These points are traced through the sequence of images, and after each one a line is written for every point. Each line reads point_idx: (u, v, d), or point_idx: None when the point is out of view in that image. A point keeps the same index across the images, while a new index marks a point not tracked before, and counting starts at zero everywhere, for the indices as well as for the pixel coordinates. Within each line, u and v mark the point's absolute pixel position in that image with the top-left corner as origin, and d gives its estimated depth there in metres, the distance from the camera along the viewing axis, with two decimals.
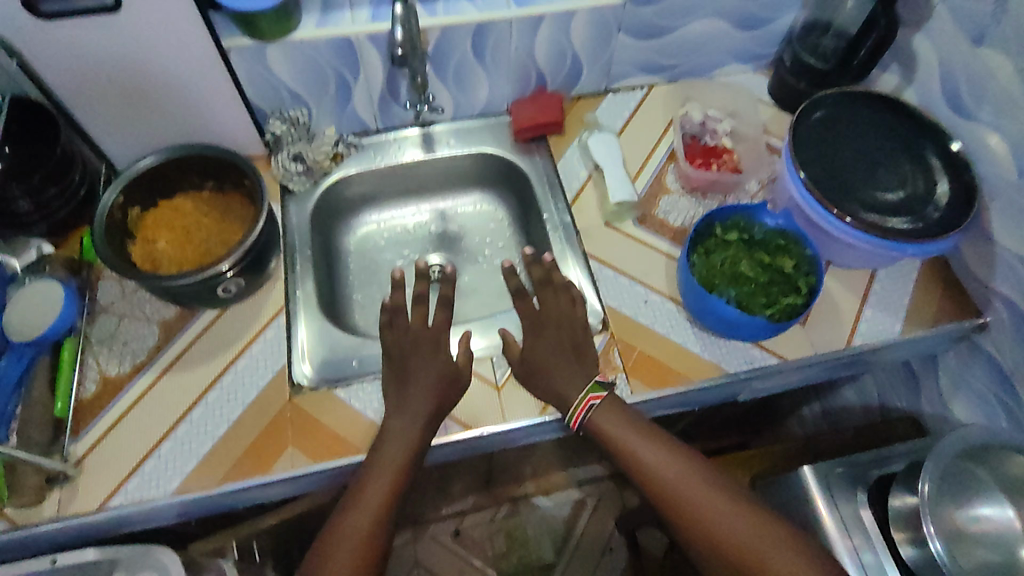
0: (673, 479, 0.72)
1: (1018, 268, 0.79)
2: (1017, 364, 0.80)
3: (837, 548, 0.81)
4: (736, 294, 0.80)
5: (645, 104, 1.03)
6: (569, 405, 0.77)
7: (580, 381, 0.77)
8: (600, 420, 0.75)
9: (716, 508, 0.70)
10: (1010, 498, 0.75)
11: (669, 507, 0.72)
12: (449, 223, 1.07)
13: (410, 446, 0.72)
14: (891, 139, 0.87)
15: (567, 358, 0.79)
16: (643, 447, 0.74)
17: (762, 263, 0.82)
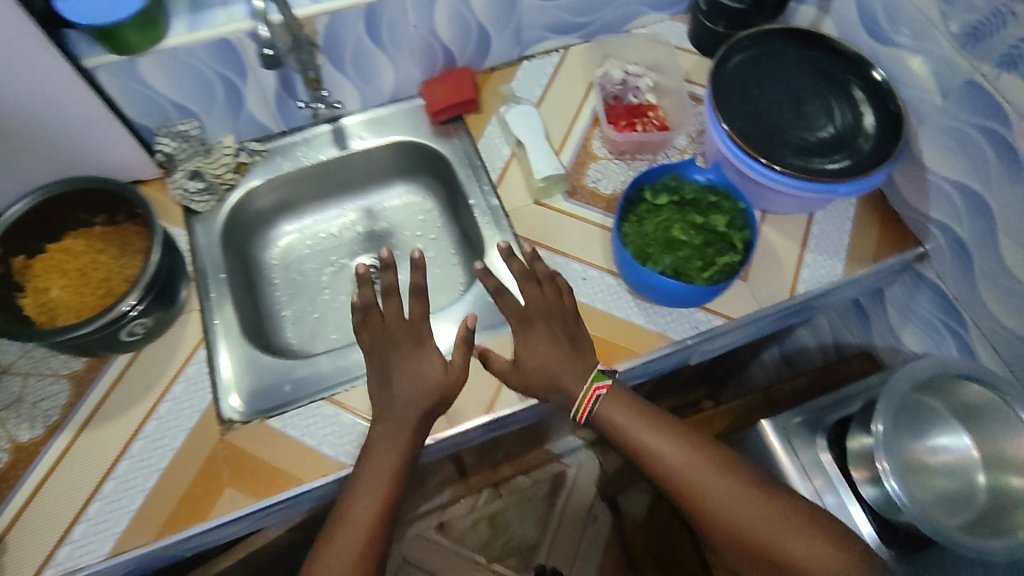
0: (686, 470, 0.67)
1: (951, 193, 0.79)
2: (959, 290, 0.82)
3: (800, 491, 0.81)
4: (671, 262, 0.73)
5: (563, 68, 0.97)
6: (574, 397, 0.70)
7: (583, 368, 0.70)
8: (605, 413, 0.70)
9: (731, 498, 0.66)
10: (965, 426, 0.77)
11: (683, 499, 0.68)
12: (377, 220, 0.98)
13: (403, 456, 0.65)
14: (814, 74, 0.84)
15: (563, 354, 0.71)
16: (653, 439, 0.69)
17: (696, 223, 0.75)
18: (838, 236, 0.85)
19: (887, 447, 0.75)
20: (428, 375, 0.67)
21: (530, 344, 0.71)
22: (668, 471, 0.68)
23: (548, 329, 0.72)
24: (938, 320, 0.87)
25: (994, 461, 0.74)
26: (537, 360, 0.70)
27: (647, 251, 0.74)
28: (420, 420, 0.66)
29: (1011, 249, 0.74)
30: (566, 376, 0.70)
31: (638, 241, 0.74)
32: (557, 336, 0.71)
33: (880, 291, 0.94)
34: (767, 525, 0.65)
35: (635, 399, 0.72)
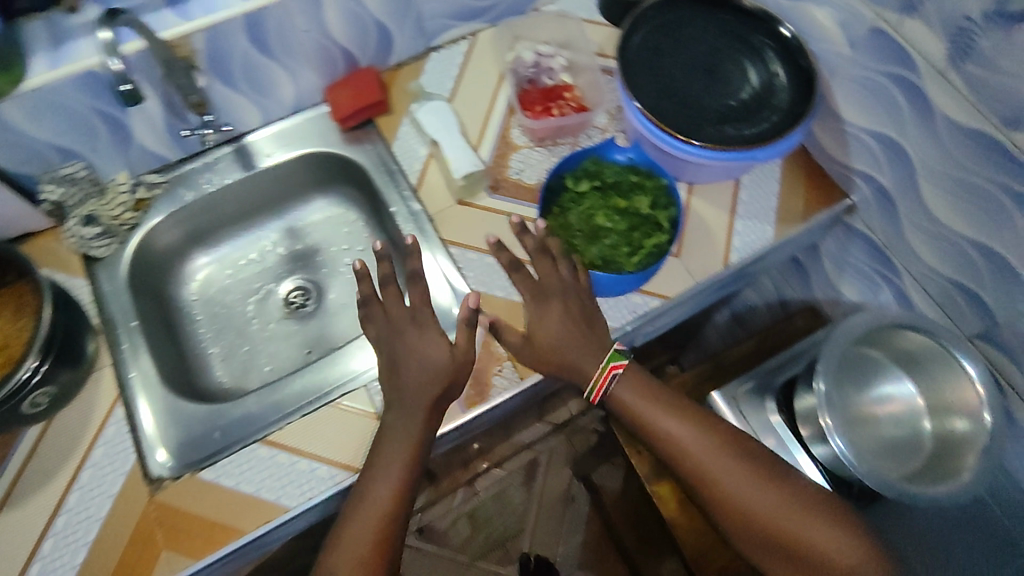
0: (702, 455, 0.65)
1: (869, 143, 0.79)
2: (888, 239, 0.83)
3: None
4: (600, 252, 0.73)
5: (473, 56, 0.93)
6: (588, 378, 0.67)
7: (596, 346, 0.68)
8: (620, 394, 0.68)
9: (750, 486, 0.64)
10: (907, 373, 0.79)
11: (696, 485, 0.66)
12: (301, 239, 0.93)
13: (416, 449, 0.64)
14: (725, 36, 0.82)
15: (575, 333, 0.67)
16: (667, 422, 0.67)
17: (620, 207, 0.76)
18: (766, 198, 0.84)
19: (833, 406, 0.75)
20: (437, 360, 0.65)
21: (543, 321, 0.68)
22: (682, 456, 0.66)
23: (563, 308, 0.68)
24: (872, 269, 0.88)
25: (937, 407, 0.76)
26: (548, 339, 0.67)
27: (575, 243, 0.74)
28: (432, 410, 0.65)
29: (932, 194, 0.75)
30: (579, 355, 0.67)
31: (566, 234, 0.74)
32: (572, 315, 0.68)
33: (816, 247, 0.94)
34: (780, 514, 0.64)
35: (650, 380, 0.70)
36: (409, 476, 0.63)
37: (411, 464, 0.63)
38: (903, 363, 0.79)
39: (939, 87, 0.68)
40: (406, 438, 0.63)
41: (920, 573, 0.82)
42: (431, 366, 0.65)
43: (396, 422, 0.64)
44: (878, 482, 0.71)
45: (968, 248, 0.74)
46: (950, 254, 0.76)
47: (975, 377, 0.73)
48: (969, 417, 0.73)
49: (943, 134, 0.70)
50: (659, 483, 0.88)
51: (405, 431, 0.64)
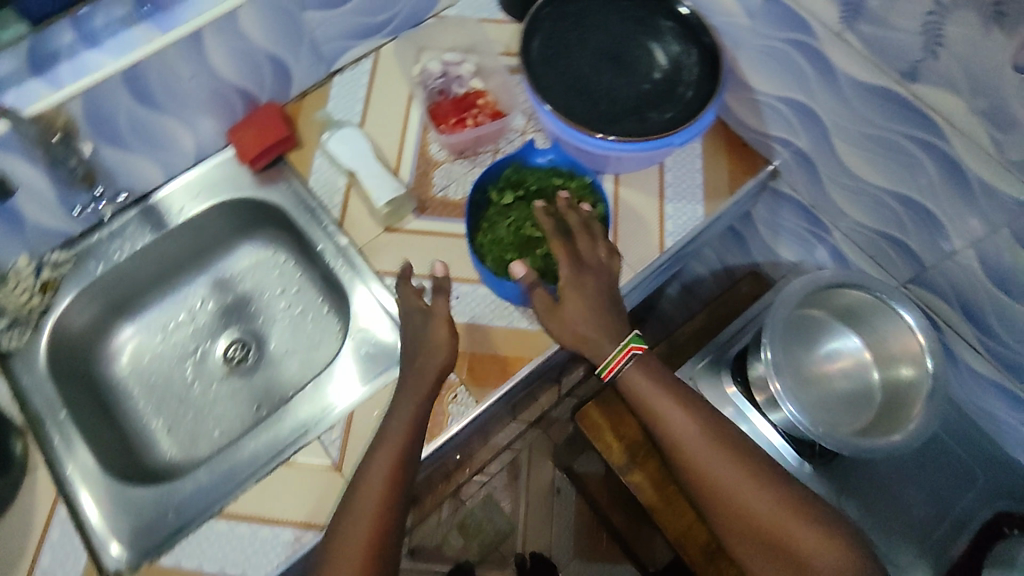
0: (700, 444, 0.63)
1: (782, 109, 0.80)
2: (814, 198, 0.85)
3: None
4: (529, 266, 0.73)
5: (378, 74, 0.90)
6: (603, 356, 0.65)
7: (617, 326, 0.66)
8: (633, 378, 0.66)
9: (749, 485, 0.62)
10: (852, 328, 0.81)
11: (689, 473, 0.64)
12: (231, 290, 0.89)
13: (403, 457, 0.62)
14: (626, 22, 0.81)
15: (601, 308, 0.66)
16: (672, 413, 0.64)
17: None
18: (693, 176, 0.84)
19: (783, 369, 0.77)
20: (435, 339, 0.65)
21: (573, 287, 0.66)
22: (679, 445, 0.64)
23: (596, 281, 0.67)
24: (805, 228, 0.90)
25: (882, 358, 0.79)
26: (572, 308, 0.65)
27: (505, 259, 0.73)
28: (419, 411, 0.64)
29: (848, 152, 0.76)
30: (600, 329, 0.65)
31: (494, 252, 0.74)
32: (603, 292, 0.67)
33: (749, 213, 0.96)
34: (771, 510, 0.62)
35: (659, 368, 0.67)
36: (395, 488, 0.60)
37: (398, 473, 0.61)
38: (846, 317, 0.81)
39: (837, 49, 0.69)
40: (395, 441, 0.62)
41: (898, 522, 0.80)
42: (426, 344, 0.65)
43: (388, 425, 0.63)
44: (830, 440, 0.72)
45: (888, 199, 0.76)
46: (873, 206, 0.78)
47: (914, 326, 0.74)
48: (914, 364, 0.75)
49: (847, 94, 0.71)
50: (636, 473, 0.88)
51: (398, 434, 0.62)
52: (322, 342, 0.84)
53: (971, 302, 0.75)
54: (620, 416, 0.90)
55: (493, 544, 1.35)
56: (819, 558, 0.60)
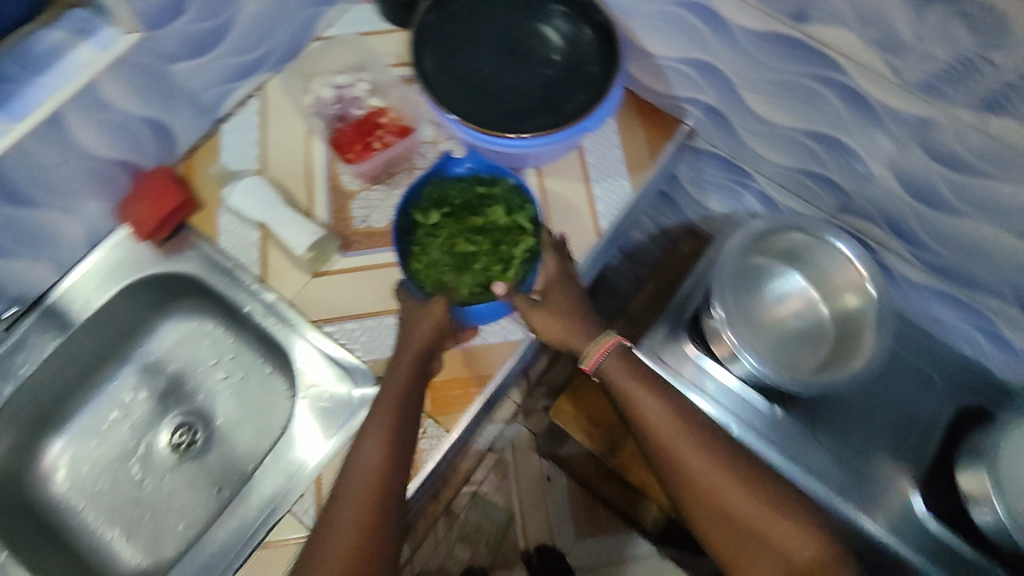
0: (677, 438, 0.63)
1: (685, 70, 0.79)
2: (733, 149, 0.86)
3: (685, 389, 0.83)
4: (474, 286, 0.69)
5: (269, 112, 0.85)
6: (586, 349, 0.66)
7: (598, 322, 0.68)
8: (613, 371, 0.66)
9: (726, 474, 0.63)
10: (794, 267, 0.82)
11: (665, 464, 0.64)
12: (163, 373, 0.83)
13: (390, 449, 0.60)
14: (513, 12, 0.79)
15: (580, 309, 0.67)
16: (652, 406, 0.64)
17: (477, 227, 0.72)
18: (612, 152, 0.83)
19: (736, 323, 0.78)
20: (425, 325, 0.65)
21: (553, 291, 0.67)
22: (658, 438, 0.64)
23: (574, 284, 0.69)
24: (729, 179, 0.91)
25: (828, 292, 0.80)
26: (554, 309, 0.66)
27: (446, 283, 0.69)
28: (407, 397, 0.63)
29: (755, 100, 0.77)
30: (583, 328, 0.66)
31: (433, 278, 0.69)
32: (583, 296, 0.68)
33: (674, 174, 0.96)
34: (744, 501, 0.62)
35: (639, 361, 0.67)
36: (384, 483, 0.59)
37: (385, 468, 0.60)
38: (787, 259, 0.82)
39: (726, 3, 0.68)
40: (381, 434, 0.61)
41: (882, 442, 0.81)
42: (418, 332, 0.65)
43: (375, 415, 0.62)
44: (784, 385, 0.74)
45: (801, 138, 0.77)
46: (789, 147, 0.79)
47: (851, 258, 0.77)
48: (857, 292, 0.77)
49: (745, 45, 0.71)
50: (619, 454, 0.89)
51: (384, 427, 0.61)
52: (273, 404, 0.79)
53: (898, 220, 0.77)
54: (591, 403, 0.90)
55: (497, 548, 1.33)
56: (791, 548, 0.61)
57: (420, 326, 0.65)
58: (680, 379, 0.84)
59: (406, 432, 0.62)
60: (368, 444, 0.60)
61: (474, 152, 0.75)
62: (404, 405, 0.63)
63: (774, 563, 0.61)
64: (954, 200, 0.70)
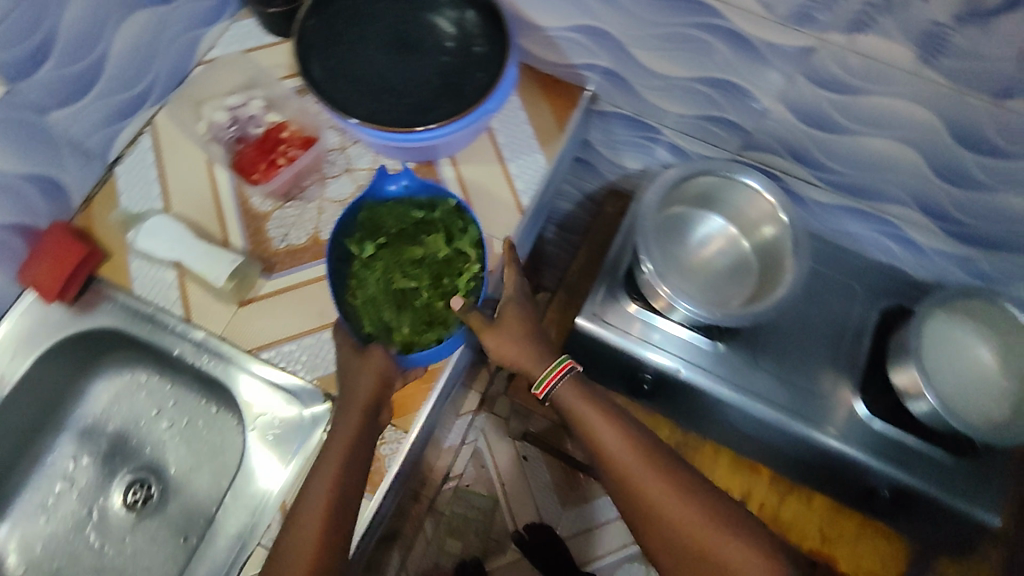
0: (627, 456, 0.66)
1: (576, 37, 0.80)
2: (637, 108, 0.87)
3: (635, 348, 0.85)
4: (412, 325, 0.68)
5: (163, 145, 0.81)
6: (540, 373, 0.70)
7: (550, 347, 0.72)
8: (565, 395, 0.70)
9: (670, 492, 0.63)
10: (710, 209, 0.85)
11: (617, 481, 0.66)
12: (103, 433, 0.80)
13: (338, 496, 0.60)
14: (395, 4, 0.78)
15: (531, 331, 0.71)
16: (602, 429, 0.68)
17: (416, 259, 0.71)
18: (520, 126, 0.84)
19: (666, 273, 0.80)
20: (371, 373, 0.64)
21: (506, 313, 0.70)
22: (610, 457, 0.67)
23: (524, 307, 0.72)
24: (638, 136, 0.92)
25: (746, 225, 0.84)
26: (508, 329, 0.69)
27: (385, 321, 0.68)
28: (359, 446, 0.63)
29: (647, 57, 0.78)
30: (535, 349, 0.70)
31: (371, 316, 0.68)
32: (532, 318, 0.72)
33: (586, 139, 0.97)
34: (686, 518, 0.62)
35: (596, 392, 0.72)
36: (330, 535, 0.58)
37: (331, 517, 0.59)
38: (703, 203, 0.85)
39: None
40: (328, 477, 0.60)
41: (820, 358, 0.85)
42: (362, 383, 0.64)
43: (325, 459, 0.62)
44: (722, 321, 0.77)
45: (696, 86, 0.79)
46: (688, 97, 0.81)
47: (760, 189, 0.79)
48: (773, 223, 0.80)
49: (626, 4, 0.71)
50: None
51: (333, 472, 0.60)
52: (225, 443, 0.77)
53: (798, 147, 0.81)
54: None
55: (486, 534, 1.35)
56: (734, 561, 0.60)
57: (363, 378, 0.64)
58: (628, 339, 0.86)
59: (354, 479, 0.61)
60: (317, 491, 0.60)
61: (409, 171, 0.73)
62: (357, 450, 0.62)
63: None
64: (846, 121, 0.74)
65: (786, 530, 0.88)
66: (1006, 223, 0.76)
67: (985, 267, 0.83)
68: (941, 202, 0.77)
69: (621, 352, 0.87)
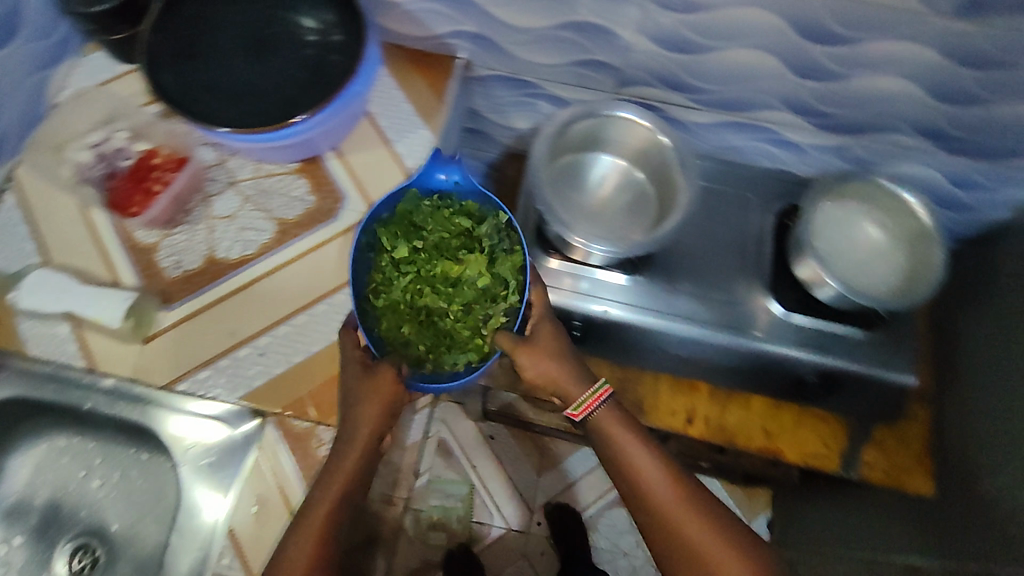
0: (672, 504, 0.64)
1: (433, 7, 0.78)
2: (513, 67, 0.86)
3: (564, 300, 0.86)
4: (425, 345, 0.67)
5: (29, 197, 0.77)
6: (578, 398, 0.67)
7: (587, 371, 0.69)
8: (603, 425, 0.68)
9: (702, 529, 0.63)
10: (599, 149, 0.87)
11: (651, 519, 0.65)
12: (33, 506, 0.76)
13: (324, 550, 0.59)
14: (237, 5, 0.74)
15: (567, 350, 0.69)
16: (644, 465, 0.66)
17: (450, 275, 0.70)
18: (398, 105, 0.82)
19: (572, 221, 0.82)
20: (383, 393, 0.62)
21: (541, 331, 0.68)
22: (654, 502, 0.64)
23: (556, 326, 0.70)
24: (520, 94, 0.91)
25: (634, 155, 0.86)
26: (544, 346, 0.67)
27: (399, 333, 0.67)
28: (350, 491, 0.61)
29: (507, 14, 0.77)
30: (573, 368, 0.68)
31: (388, 323, 0.67)
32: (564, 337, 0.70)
33: (471, 108, 0.96)
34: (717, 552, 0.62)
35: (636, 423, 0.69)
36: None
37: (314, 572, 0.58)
38: (590, 144, 0.87)
39: None
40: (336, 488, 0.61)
41: (732, 269, 0.89)
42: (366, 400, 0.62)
43: (315, 503, 0.60)
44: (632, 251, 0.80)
45: (559, 33, 0.78)
46: (556, 47, 0.80)
47: (638, 119, 0.82)
48: (658, 148, 0.83)
49: None
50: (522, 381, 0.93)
51: (321, 526, 0.59)
52: (164, 487, 0.74)
53: (671, 76, 0.82)
54: None
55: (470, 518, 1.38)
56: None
57: (371, 404, 0.61)
58: (556, 292, 0.87)
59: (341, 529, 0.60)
60: (301, 542, 0.58)
61: (463, 165, 0.70)
62: (347, 495, 0.61)
63: None
64: (705, 41, 0.75)
65: (734, 435, 0.90)
66: (869, 108, 0.80)
67: (859, 152, 0.88)
68: (809, 100, 0.81)
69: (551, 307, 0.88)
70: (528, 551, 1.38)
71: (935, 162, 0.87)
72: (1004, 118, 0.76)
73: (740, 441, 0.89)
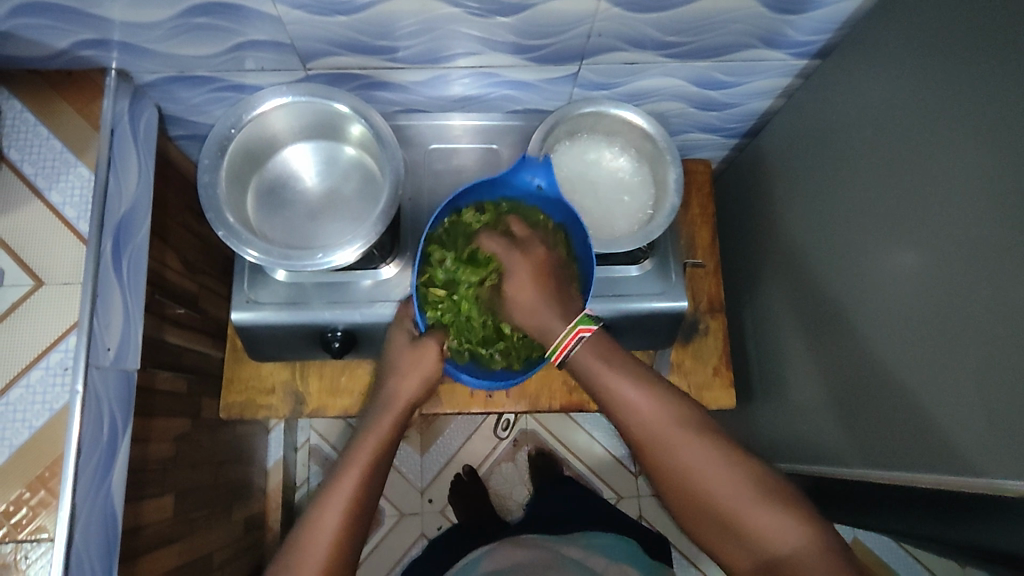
0: (667, 440, 0.60)
1: (27, 20, 0.63)
2: (176, 68, 0.72)
3: (317, 318, 0.76)
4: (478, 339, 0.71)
5: None
6: (553, 340, 0.66)
7: (570, 307, 0.67)
8: (582, 357, 0.65)
9: (693, 460, 0.59)
10: (282, 149, 0.74)
11: (639, 444, 0.62)
12: None
13: (356, 506, 0.63)
14: None
15: (546, 282, 0.68)
16: (623, 391, 0.62)
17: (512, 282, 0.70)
18: (43, 144, 0.69)
19: (279, 247, 0.67)
20: (424, 364, 0.70)
21: (517, 275, 0.69)
22: (650, 450, 0.61)
23: (535, 260, 0.69)
24: (208, 91, 0.77)
25: (323, 134, 0.73)
26: (519, 294, 0.68)
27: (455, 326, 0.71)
28: (381, 453, 0.66)
29: (117, 13, 0.62)
30: (552, 302, 0.67)
31: (442, 313, 0.71)
32: (546, 268, 0.69)
33: (165, 114, 0.81)
34: (713, 480, 0.58)
35: (623, 357, 0.65)
36: (340, 551, 0.61)
37: (351, 524, 0.62)
38: (269, 150, 0.73)
39: None
40: (374, 439, 0.67)
41: None
42: (415, 369, 0.70)
43: (348, 462, 0.65)
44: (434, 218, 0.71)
45: (191, 20, 0.64)
46: (200, 35, 0.66)
47: (296, 100, 0.68)
48: (348, 120, 0.70)
49: None
50: (308, 403, 0.84)
51: (352, 488, 0.63)
52: None
53: (353, 42, 0.69)
54: (253, 383, 0.84)
55: None
56: (780, 539, 0.55)
57: (414, 373, 0.70)
58: (303, 311, 0.76)
59: (368, 496, 0.64)
60: (331, 505, 0.62)
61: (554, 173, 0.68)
62: (381, 455, 0.66)
63: (741, 548, 0.57)
64: None
65: (536, 398, 0.89)
66: (578, 33, 0.70)
67: (595, 77, 0.79)
68: (512, 38, 0.70)
69: (304, 328, 0.77)
70: (425, 530, 1.39)
71: (673, 69, 0.78)
72: (712, 14, 0.68)
73: (544, 403, 0.89)
